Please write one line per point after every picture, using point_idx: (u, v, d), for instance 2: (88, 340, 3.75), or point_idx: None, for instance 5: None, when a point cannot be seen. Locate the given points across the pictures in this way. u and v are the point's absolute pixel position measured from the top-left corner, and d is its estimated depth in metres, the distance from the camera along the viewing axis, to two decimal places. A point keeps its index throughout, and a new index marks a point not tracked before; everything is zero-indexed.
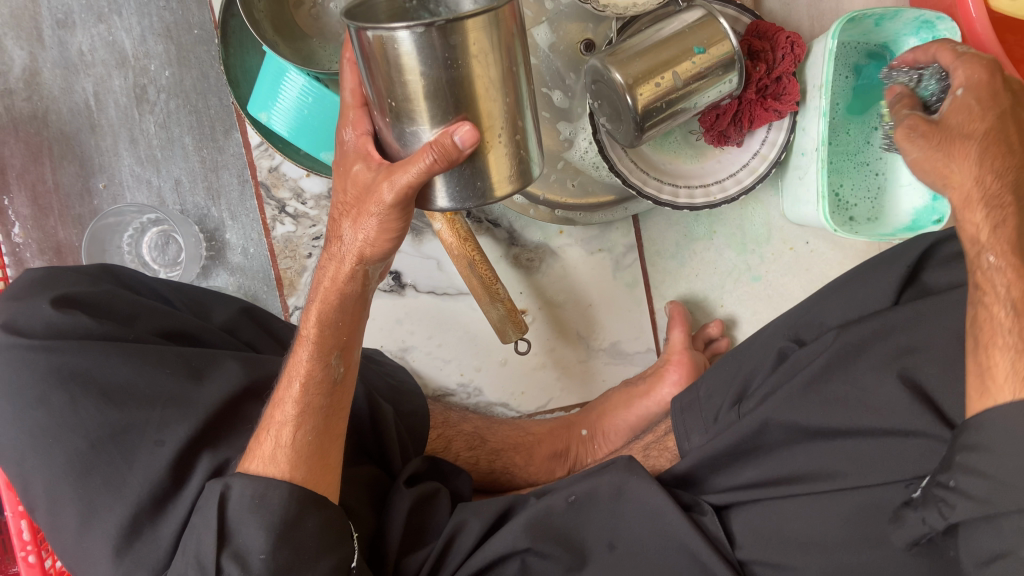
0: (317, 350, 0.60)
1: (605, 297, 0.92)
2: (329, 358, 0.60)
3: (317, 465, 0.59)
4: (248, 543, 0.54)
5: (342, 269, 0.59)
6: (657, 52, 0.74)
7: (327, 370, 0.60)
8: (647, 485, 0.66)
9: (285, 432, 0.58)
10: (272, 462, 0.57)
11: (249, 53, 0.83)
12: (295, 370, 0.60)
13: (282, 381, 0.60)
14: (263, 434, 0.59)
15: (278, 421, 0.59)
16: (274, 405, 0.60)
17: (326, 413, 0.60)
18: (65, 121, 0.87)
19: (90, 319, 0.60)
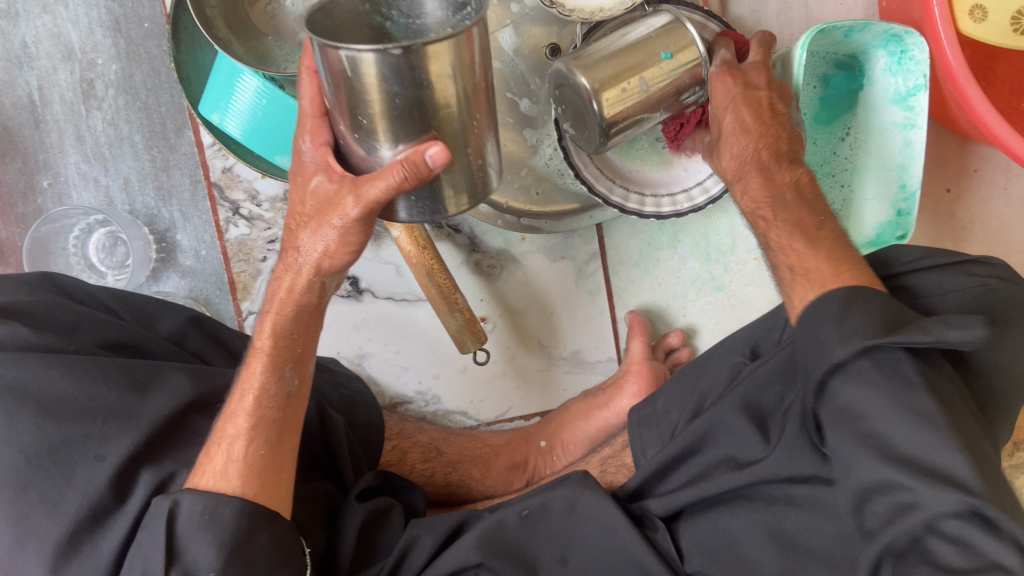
0: (271, 361, 0.58)
1: (567, 304, 0.91)
2: (284, 370, 0.58)
3: (269, 481, 0.56)
4: (198, 559, 0.51)
5: (299, 281, 0.56)
6: (623, 56, 0.71)
7: (282, 383, 0.58)
8: (603, 501, 0.65)
9: (237, 445, 0.56)
10: (223, 477, 0.55)
11: (201, 50, 0.79)
12: (249, 383, 0.57)
13: (233, 394, 0.58)
14: (213, 449, 0.56)
15: (230, 433, 0.56)
16: (225, 418, 0.57)
17: (280, 427, 0.58)
18: (7, 116, 0.84)
19: (28, 330, 0.57)
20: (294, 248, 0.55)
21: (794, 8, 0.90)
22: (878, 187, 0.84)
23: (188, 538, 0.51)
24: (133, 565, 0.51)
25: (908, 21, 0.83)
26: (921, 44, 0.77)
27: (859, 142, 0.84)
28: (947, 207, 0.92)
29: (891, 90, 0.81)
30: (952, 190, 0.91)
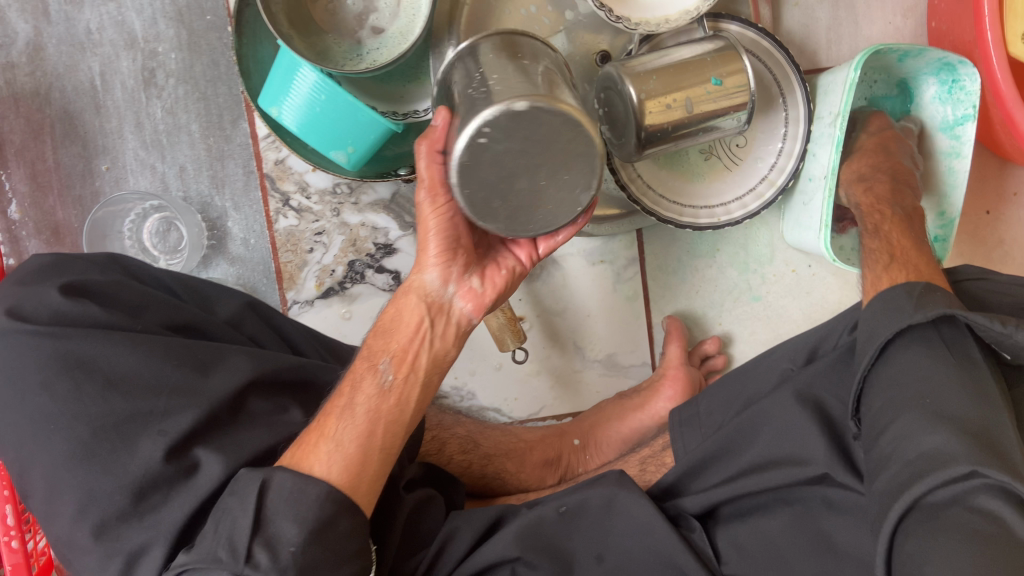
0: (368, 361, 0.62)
1: (605, 308, 0.92)
2: (377, 365, 0.62)
3: (357, 469, 0.57)
4: (281, 533, 0.52)
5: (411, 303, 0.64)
6: (674, 74, 0.77)
7: (376, 379, 0.61)
8: (637, 500, 0.67)
9: (331, 425, 0.58)
10: (313, 453, 0.56)
11: (262, 43, 0.81)
12: (346, 381, 0.61)
13: (336, 391, 0.61)
14: (311, 428, 0.58)
15: (328, 430, 0.58)
16: (325, 407, 0.60)
17: (374, 416, 0.59)
18: (69, 100, 0.86)
19: (101, 309, 0.60)
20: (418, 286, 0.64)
21: (843, 25, 0.91)
22: None
23: (273, 512, 0.53)
24: (219, 529, 0.52)
25: (956, 47, 0.84)
26: (972, 75, 0.79)
27: None
28: (987, 229, 0.92)
29: (940, 117, 0.84)
30: (992, 212, 0.92)
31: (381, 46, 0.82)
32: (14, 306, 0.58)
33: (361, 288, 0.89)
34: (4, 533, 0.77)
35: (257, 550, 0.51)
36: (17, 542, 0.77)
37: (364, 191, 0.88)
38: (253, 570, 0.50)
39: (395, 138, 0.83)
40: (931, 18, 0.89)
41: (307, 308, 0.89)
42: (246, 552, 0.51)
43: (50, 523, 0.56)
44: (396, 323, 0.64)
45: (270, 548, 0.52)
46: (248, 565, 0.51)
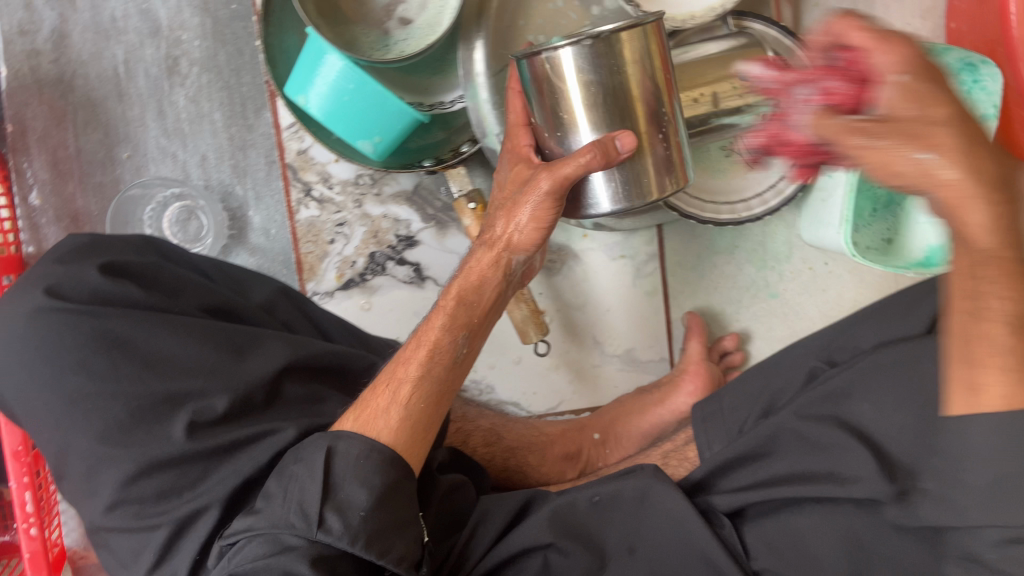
0: (449, 321, 0.61)
1: (625, 303, 0.93)
2: (458, 334, 0.61)
3: (418, 437, 0.57)
4: (351, 498, 0.52)
5: (490, 255, 0.64)
6: (701, 70, 0.80)
7: (454, 347, 0.61)
8: (671, 493, 0.67)
9: (404, 388, 0.58)
10: (383, 416, 0.56)
11: (289, 33, 0.81)
12: (425, 337, 0.60)
13: (409, 345, 0.61)
14: (382, 388, 0.58)
15: (400, 395, 0.57)
16: (397, 363, 0.59)
17: (443, 384, 0.59)
18: (92, 87, 0.86)
19: (137, 290, 0.59)
20: (504, 237, 0.63)
21: None
22: (935, 209, 0.87)
23: (341, 478, 0.53)
24: (289, 493, 0.52)
25: (976, 47, 0.85)
26: (995, 74, 0.80)
27: None
28: None
29: None
30: None
31: (410, 37, 0.82)
32: (53, 285, 0.58)
33: (381, 280, 0.89)
34: (23, 519, 0.77)
35: (326, 517, 0.51)
36: (36, 530, 0.77)
37: (386, 182, 0.88)
38: (326, 535, 0.50)
39: (420, 130, 0.83)
40: (950, 19, 0.90)
41: (327, 299, 0.89)
42: (320, 517, 0.51)
43: (88, 502, 0.56)
44: (478, 287, 0.63)
45: (342, 513, 0.51)
46: (321, 530, 0.51)
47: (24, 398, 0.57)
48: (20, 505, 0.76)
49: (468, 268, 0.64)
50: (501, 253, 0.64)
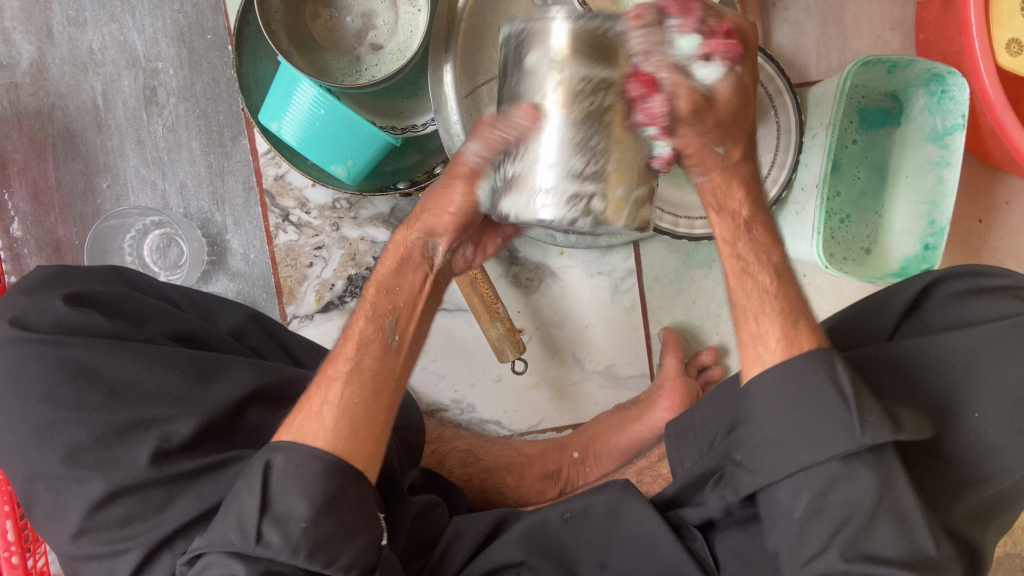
0: (372, 312, 0.59)
1: (604, 320, 0.93)
2: (384, 321, 0.59)
3: (359, 437, 0.56)
4: (291, 509, 0.52)
5: (409, 240, 0.59)
6: None
7: (382, 336, 0.59)
8: (642, 507, 0.68)
9: (334, 389, 0.56)
10: (316, 418, 0.55)
11: (263, 61, 0.83)
12: (352, 333, 0.59)
13: (339, 342, 0.59)
14: (315, 389, 0.57)
15: (331, 397, 0.56)
16: (329, 362, 0.58)
17: (377, 376, 0.58)
18: (71, 119, 0.87)
19: (102, 318, 0.61)
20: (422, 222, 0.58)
21: (833, 39, 0.93)
22: (908, 221, 0.88)
23: (279, 491, 0.52)
24: (230, 513, 0.53)
25: (944, 59, 0.86)
26: (961, 85, 0.80)
27: (892, 179, 0.90)
28: (978, 238, 0.94)
29: (931, 128, 0.86)
30: (984, 221, 0.93)
31: (380, 62, 0.83)
32: (19, 317, 0.60)
33: None
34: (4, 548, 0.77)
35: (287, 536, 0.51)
36: (17, 558, 0.78)
37: (363, 206, 0.89)
38: (264, 549, 0.51)
39: (393, 152, 0.84)
40: (919, 31, 0.91)
41: (306, 322, 0.89)
42: (257, 533, 0.51)
43: (57, 530, 0.57)
44: (398, 273, 0.59)
45: (280, 526, 0.51)
46: (259, 544, 0.51)
47: None
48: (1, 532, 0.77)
49: (388, 258, 0.59)
50: (420, 236, 0.58)
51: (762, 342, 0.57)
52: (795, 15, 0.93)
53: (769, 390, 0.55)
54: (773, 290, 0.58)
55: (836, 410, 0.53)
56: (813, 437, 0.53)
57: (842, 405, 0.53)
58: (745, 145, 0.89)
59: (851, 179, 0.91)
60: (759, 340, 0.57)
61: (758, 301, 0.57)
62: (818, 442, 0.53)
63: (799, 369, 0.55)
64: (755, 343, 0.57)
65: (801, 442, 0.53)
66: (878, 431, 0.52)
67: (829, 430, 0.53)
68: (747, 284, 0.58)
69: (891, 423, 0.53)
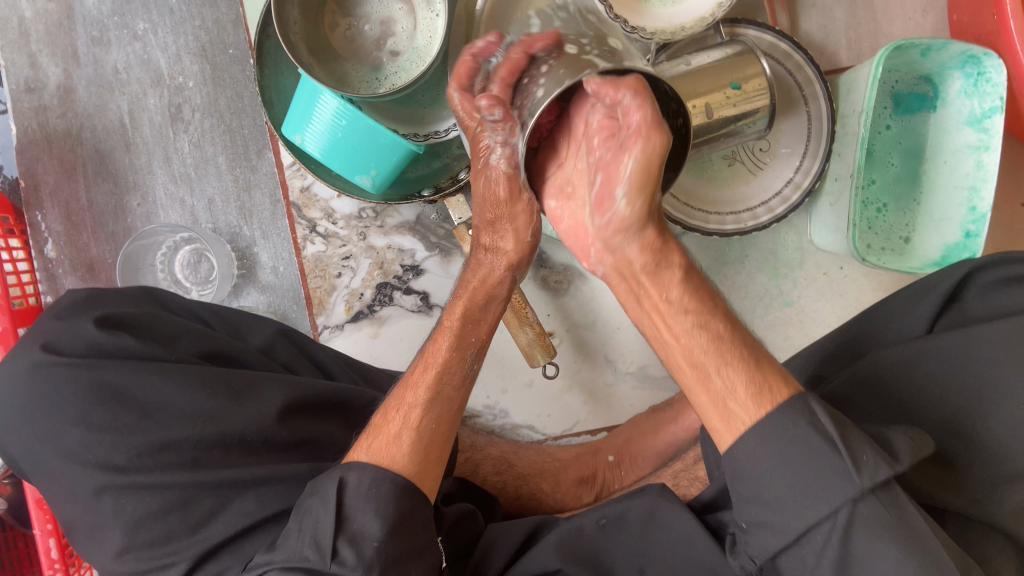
0: (456, 343, 0.61)
1: (634, 320, 0.92)
2: (466, 354, 0.61)
3: (429, 466, 0.56)
4: (365, 529, 0.51)
5: (491, 274, 0.62)
6: (692, 81, 0.78)
7: (463, 366, 0.61)
8: (681, 512, 0.67)
9: (414, 413, 0.57)
10: (396, 442, 0.55)
11: (284, 73, 0.83)
12: (433, 359, 0.60)
13: (417, 366, 0.61)
14: (392, 413, 0.58)
15: (410, 418, 0.57)
16: (405, 387, 0.59)
17: (454, 405, 0.60)
18: (99, 139, 0.88)
19: (134, 340, 0.61)
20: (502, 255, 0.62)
21: (864, 22, 0.90)
22: (948, 208, 0.85)
23: (352, 509, 0.51)
24: (304, 528, 0.51)
25: (978, 39, 0.84)
26: (998, 66, 0.79)
27: (930, 163, 0.88)
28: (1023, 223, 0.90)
29: (968, 112, 0.84)
30: None
31: (400, 70, 0.82)
32: (51, 341, 0.60)
33: (390, 310, 0.89)
34: (49, 565, 0.78)
35: (340, 548, 0.50)
36: (62, 574, 0.79)
37: (389, 215, 0.89)
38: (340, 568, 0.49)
39: (416, 160, 0.83)
40: (952, 11, 0.88)
41: (337, 332, 0.89)
42: (334, 549, 0.50)
43: (97, 552, 0.57)
44: (482, 306, 0.62)
45: (355, 545, 0.50)
46: (334, 562, 0.50)
47: (30, 456, 0.59)
48: (45, 550, 0.78)
49: (470, 285, 0.63)
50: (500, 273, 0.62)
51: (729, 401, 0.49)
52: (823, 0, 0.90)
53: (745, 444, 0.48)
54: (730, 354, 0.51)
55: (826, 459, 0.46)
56: (804, 492, 0.46)
57: (834, 451, 0.46)
58: (776, 136, 0.87)
59: (885, 167, 0.89)
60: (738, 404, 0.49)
61: (716, 361, 0.51)
62: (818, 496, 0.45)
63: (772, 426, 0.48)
64: (723, 402, 0.50)
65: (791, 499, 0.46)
66: (876, 469, 0.45)
67: (822, 484, 0.46)
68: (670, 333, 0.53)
69: (879, 450, 0.46)
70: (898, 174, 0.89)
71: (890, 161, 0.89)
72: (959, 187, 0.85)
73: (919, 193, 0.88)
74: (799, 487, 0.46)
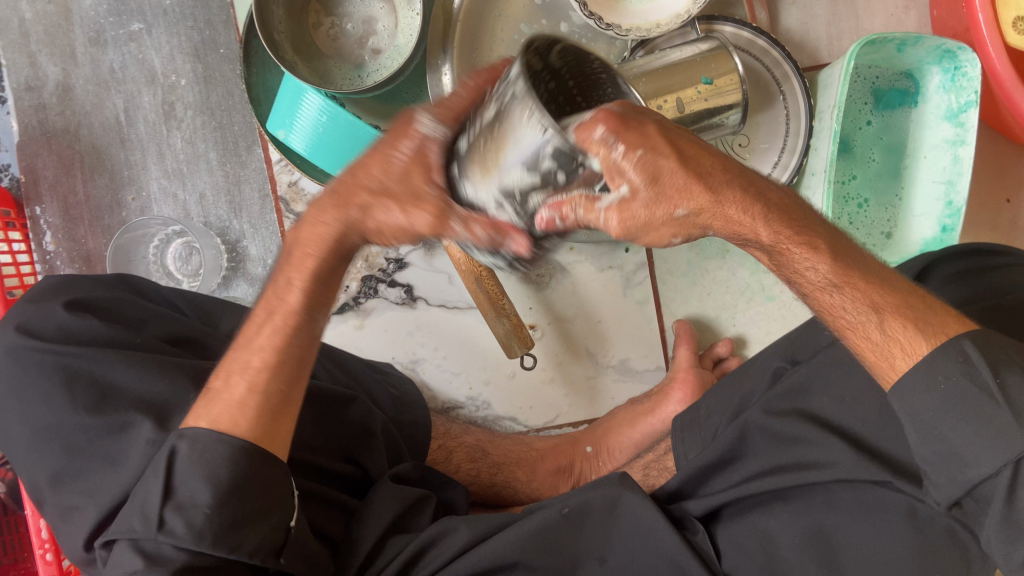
0: (304, 307, 0.56)
1: (615, 314, 0.93)
2: (313, 314, 0.56)
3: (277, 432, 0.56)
4: (196, 495, 0.51)
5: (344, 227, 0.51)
6: (662, 75, 0.79)
7: (303, 327, 0.56)
8: (642, 501, 0.68)
9: (250, 374, 0.55)
10: (239, 409, 0.54)
11: (270, 72, 0.85)
12: (271, 313, 0.56)
13: (250, 325, 0.57)
14: (231, 375, 0.56)
15: (254, 363, 0.56)
16: (241, 345, 0.56)
17: (292, 364, 0.56)
18: (96, 136, 0.92)
19: (101, 324, 0.63)
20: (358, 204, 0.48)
21: (844, 18, 0.91)
22: (927, 203, 0.86)
23: (183, 477, 0.52)
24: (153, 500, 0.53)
25: (955, 36, 0.84)
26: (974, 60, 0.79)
27: (910, 159, 0.88)
28: (1008, 219, 0.90)
29: (945, 107, 0.84)
30: (1013, 200, 0.90)
31: (382, 67, 0.85)
32: (24, 323, 0.63)
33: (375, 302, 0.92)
34: (39, 545, 0.81)
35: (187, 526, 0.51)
36: (51, 555, 0.81)
37: None
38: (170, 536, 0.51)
39: None
40: (933, 7, 0.88)
41: None
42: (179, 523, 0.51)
43: (64, 527, 0.59)
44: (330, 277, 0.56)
45: (184, 512, 0.51)
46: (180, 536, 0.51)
47: (6, 434, 0.62)
48: (36, 530, 0.81)
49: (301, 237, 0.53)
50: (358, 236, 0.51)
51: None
52: None
53: (918, 399, 0.52)
54: (878, 294, 0.54)
55: (976, 404, 0.50)
56: (975, 442, 0.49)
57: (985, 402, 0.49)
58: (754, 130, 0.87)
59: (866, 162, 0.88)
60: (890, 349, 0.54)
61: (864, 289, 0.54)
62: (991, 448, 0.49)
63: (929, 379, 0.51)
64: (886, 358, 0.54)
65: (972, 451, 0.50)
66: None
67: (982, 433, 0.49)
68: (799, 268, 0.54)
69: None
70: (879, 170, 0.88)
71: (872, 156, 0.88)
72: (939, 182, 0.85)
73: (899, 189, 0.88)
74: (959, 435, 0.50)
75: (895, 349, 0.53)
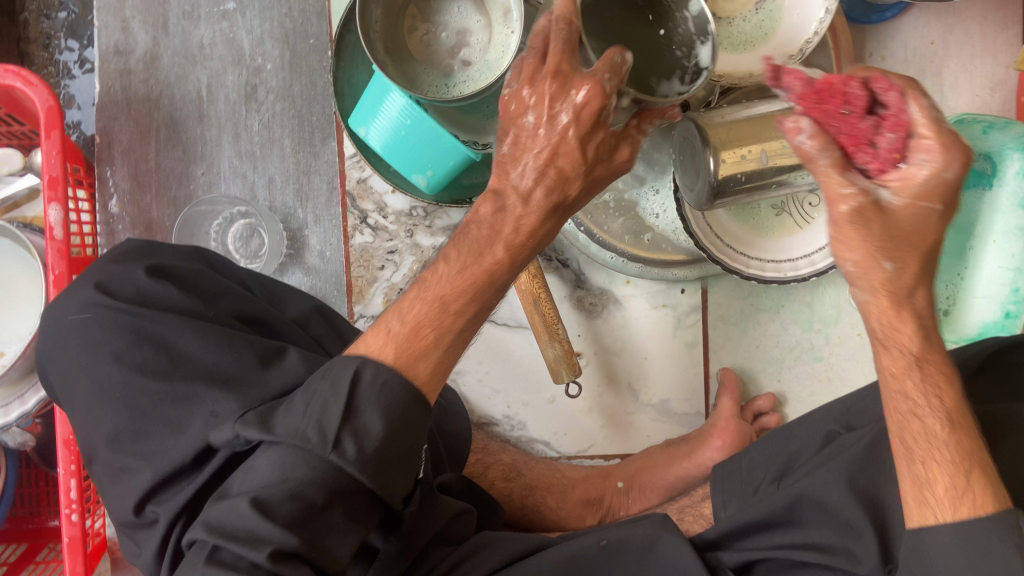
0: (493, 245, 0.54)
1: (663, 352, 0.93)
2: (500, 254, 0.55)
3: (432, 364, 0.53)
4: (368, 424, 0.49)
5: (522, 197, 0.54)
6: (749, 125, 0.71)
7: (496, 265, 0.54)
8: (680, 544, 0.67)
9: (414, 308, 0.53)
10: (412, 340, 0.52)
11: (358, 68, 0.86)
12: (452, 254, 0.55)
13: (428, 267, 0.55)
14: (388, 317, 0.54)
15: (431, 309, 0.53)
16: (417, 284, 0.55)
17: (474, 295, 0.54)
18: (176, 107, 0.93)
19: (177, 293, 0.64)
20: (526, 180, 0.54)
21: (928, 92, 0.91)
22: (991, 287, 0.86)
23: (363, 403, 0.49)
24: (312, 408, 0.50)
25: None
26: None
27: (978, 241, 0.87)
28: None
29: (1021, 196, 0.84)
30: None
31: (470, 79, 0.85)
32: (103, 282, 0.64)
33: None
34: (67, 505, 0.81)
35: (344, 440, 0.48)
36: (77, 516, 0.81)
37: (438, 216, 0.91)
38: (340, 457, 0.48)
39: (472, 168, 0.85)
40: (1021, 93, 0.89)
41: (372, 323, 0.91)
42: (336, 438, 0.48)
43: (112, 491, 0.59)
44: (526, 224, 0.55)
45: (357, 438, 0.48)
46: (334, 451, 0.48)
47: (68, 390, 0.62)
48: (65, 490, 0.81)
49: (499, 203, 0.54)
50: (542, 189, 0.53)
51: (927, 487, 0.53)
52: (892, 65, 0.91)
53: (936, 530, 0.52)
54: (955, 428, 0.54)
55: (985, 546, 0.51)
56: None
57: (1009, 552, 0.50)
58: None
59: None
60: (937, 484, 0.53)
61: (932, 426, 0.54)
62: None
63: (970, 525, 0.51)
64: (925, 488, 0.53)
65: None
66: None
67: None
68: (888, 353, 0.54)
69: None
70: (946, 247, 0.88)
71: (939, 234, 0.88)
72: (1004, 268, 0.85)
73: (962, 269, 0.88)
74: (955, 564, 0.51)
75: (934, 475, 0.53)
